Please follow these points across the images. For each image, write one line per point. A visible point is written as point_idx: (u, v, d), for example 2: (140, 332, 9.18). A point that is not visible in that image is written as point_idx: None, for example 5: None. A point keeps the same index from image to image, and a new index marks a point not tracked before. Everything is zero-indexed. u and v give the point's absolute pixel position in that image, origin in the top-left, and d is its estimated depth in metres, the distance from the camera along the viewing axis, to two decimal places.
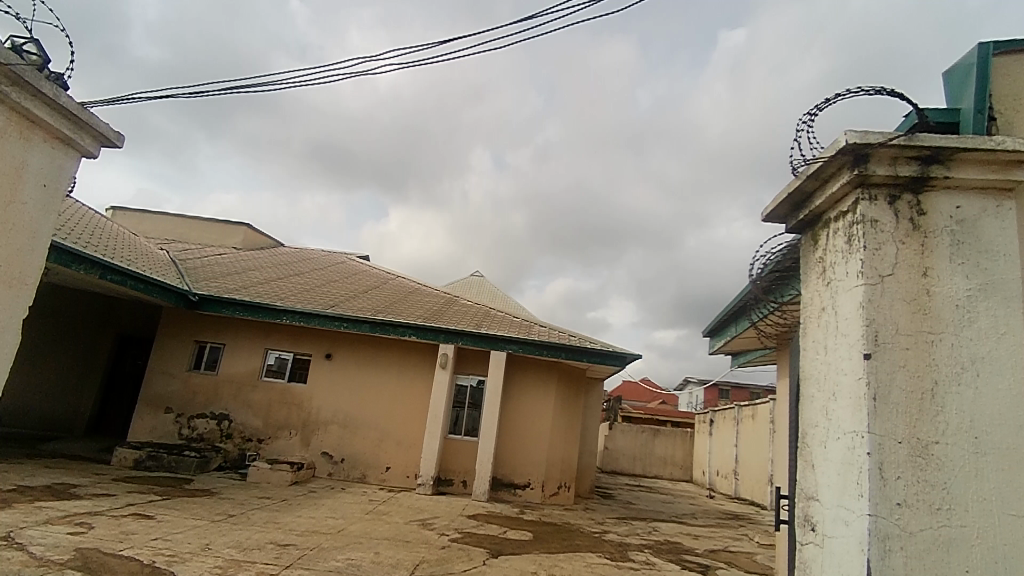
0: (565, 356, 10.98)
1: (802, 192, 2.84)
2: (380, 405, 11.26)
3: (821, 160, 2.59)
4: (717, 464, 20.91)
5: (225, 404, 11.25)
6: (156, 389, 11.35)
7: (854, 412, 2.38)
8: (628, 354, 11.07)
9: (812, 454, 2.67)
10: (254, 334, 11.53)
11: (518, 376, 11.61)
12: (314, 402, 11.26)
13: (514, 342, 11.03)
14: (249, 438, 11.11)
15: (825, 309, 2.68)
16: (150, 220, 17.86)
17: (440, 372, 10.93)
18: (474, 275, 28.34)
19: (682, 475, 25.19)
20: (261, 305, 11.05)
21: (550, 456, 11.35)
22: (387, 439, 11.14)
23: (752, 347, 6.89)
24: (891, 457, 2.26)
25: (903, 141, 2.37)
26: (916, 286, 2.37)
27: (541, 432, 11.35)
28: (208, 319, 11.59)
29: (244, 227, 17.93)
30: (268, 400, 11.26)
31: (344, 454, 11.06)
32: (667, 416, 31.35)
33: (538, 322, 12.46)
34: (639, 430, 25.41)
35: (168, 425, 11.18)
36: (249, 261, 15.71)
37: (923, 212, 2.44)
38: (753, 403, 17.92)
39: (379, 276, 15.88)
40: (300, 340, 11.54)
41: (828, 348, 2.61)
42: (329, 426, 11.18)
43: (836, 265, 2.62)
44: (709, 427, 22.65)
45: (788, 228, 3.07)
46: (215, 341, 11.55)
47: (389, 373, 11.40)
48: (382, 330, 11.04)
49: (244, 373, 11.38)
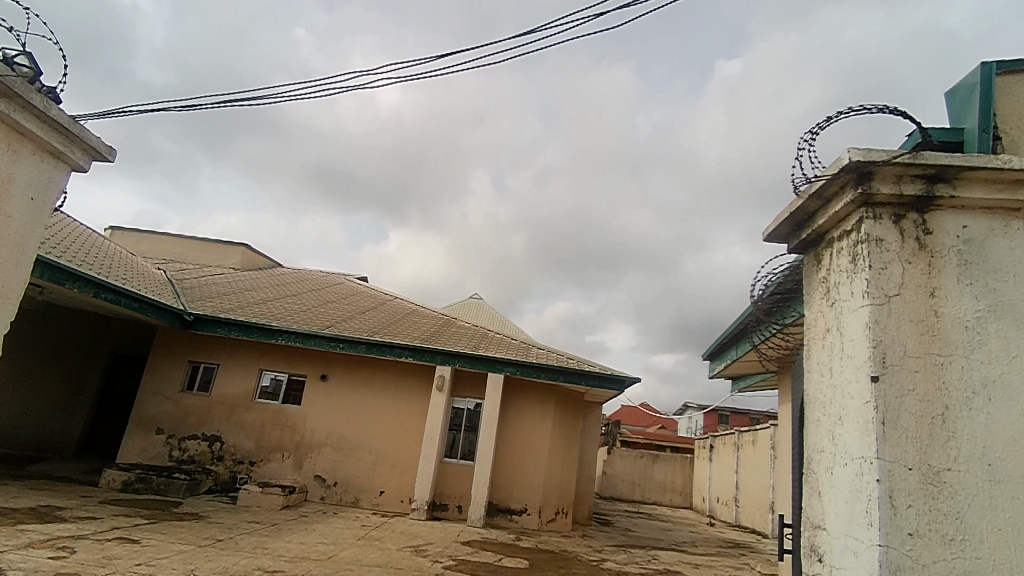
0: (564, 379, 10.87)
1: (805, 211, 2.79)
2: (374, 427, 11.09)
3: (822, 179, 2.55)
4: (717, 491, 20.58)
5: (217, 425, 11.07)
6: (148, 410, 11.18)
7: (862, 438, 2.29)
8: (627, 377, 10.97)
9: (818, 481, 2.58)
10: (249, 355, 11.40)
11: (515, 399, 11.46)
12: (308, 424, 11.09)
13: (512, 364, 10.92)
14: (240, 461, 10.92)
15: (829, 331, 2.61)
16: (148, 239, 17.87)
17: (436, 395, 10.79)
18: (473, 297, 28.34)
19: (681, 502, 24.80)
20: (256, 325, 10.96)
21: (548, 481, 11.16)
22: (381, 462, 10.94)
23: (753, 371, 6.80)
24: (901, 485, 2.16)
25: (907, 159, 2.33)
26: (923, 307, 2.31)
27: (539, 456, 11.16)
28: (203, 339, 11.48)
29: (243, 247, 17.92)
30: (261, 421, 11.08)
31: (337, 477, 10.86)
32: (667, 441, 31.02)
33: (536, 345, 12.36)
34: (638, 455, 25.11)
35: (159, 446, 10.99)
36: (246, 281, 15.66)
37: (929, 231, 2.38)
38: (753, 428, 17.72)
39: (377, 297, 15.83)
40: (295, 361, 11.41)
41: (833, 371, 2.53)
42: (323, 449, 10.99)
43: (840, 285, 2.56)
44: (708, 453, 22.37)
45: (790, 247, 3.01)
46: (209, 361, 11.41)
47: (385, 395, 11.26)
48: (379, 351, 10.93)
49: (238, 394, 11.22)
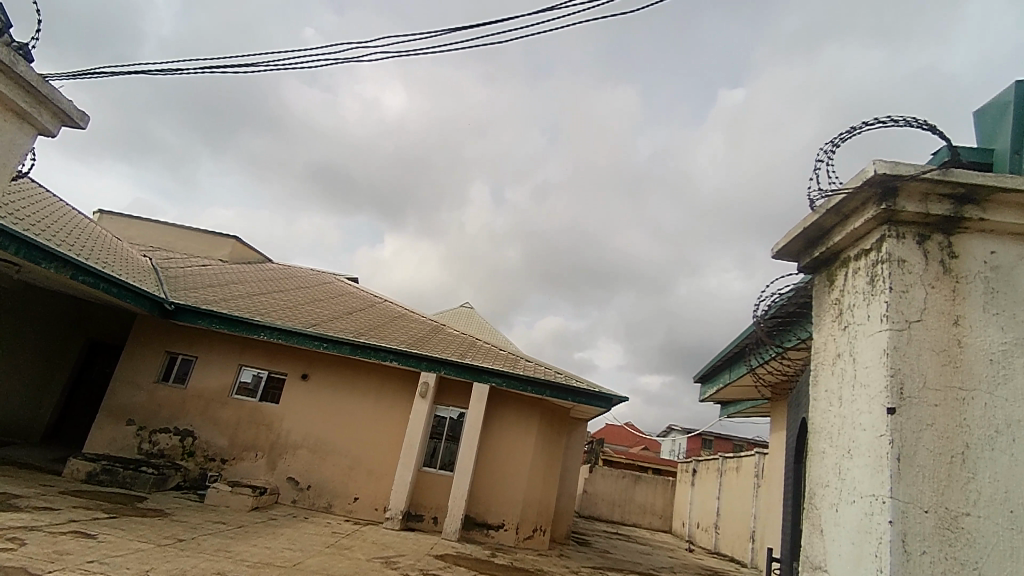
0: (550, 393, 10.66)
1: (820, 227, 2.62)
2: (353, 431, 10.80)
3: (842, 193, 2.38)
4: (698, 516, 20.34)
5: (190, 420, 10.74)
6: (120, 399, 10.84)
7: (873, 474, 2.09)
8: (615, 396, 10.77)
9: (820, 518, 2.38)
10: (229, 349, 11.10)
11: (499, 411, 11.21)
12: (285, 424, 10.78)
13: (499, 375, 10.69)
14: (212, 458, 10.59)
15: (840, 356, 2.43)
16: (137, 226, 17.55)
17: (419, 401, 10.52)
18: (464, 306, 28.11)
19: (661, 525, 24.48)
20: (239, 319, 10.68)
21: (527, 496, 10.89)
22: (357, 468, 10.63)
23: (745, 396, 6.62)
24: (915, 529, 1.96)
25: (936, 175, 2.16)
26: (945, 336, 2.13)
27: (520, 470, 10.90)
28: (183, 330, 11.17)
29: (233, 239, 17.63)
30: (237, 418, 10.76)
31: (311, 480, 10.54)
32: (649, 462, 30.76)
33: (524, 357, 12.14)
34: (620, 475, 24.85)
35: (129, 437, 10.64)
36: (234, 274, 15.37)
37: (954, 255, 2.21)
38: (738, 455, 17.52)
39: (366, 298, 15.58)
40: (276, 359, 11.11)
41: (843, 400, 2.34)
42: (298, 450, 10.68)
43: (856, 308, 2.38)
44: (691, 477, 22.13)
45: (801, 265, 2.84)
46: (187, 353, 11.09)
47: (366, 399, 10.98)
48: (363, 353, 10.67)
49: (214, 389, 10.89)
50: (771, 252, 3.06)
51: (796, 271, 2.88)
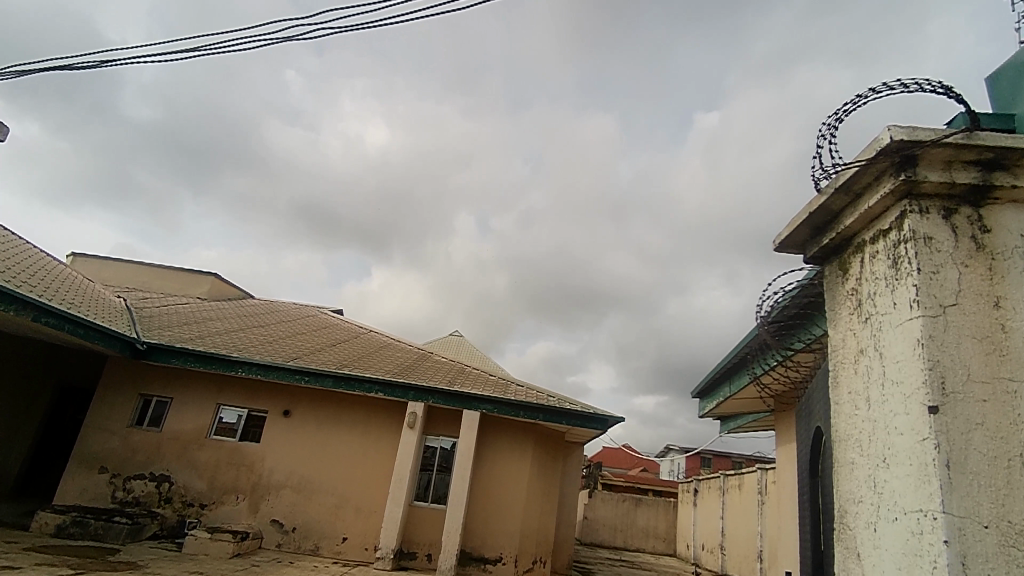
0: (543, 418, 10.28)
1: (828, 211, 2.34)
2: (339, 468, 10.31)
3: (852, 168, 2.12)
4: (702, 538, 19.83)
5: (167, 464, 10.21)
6: (92, 446, 10.27)
7: (918, 486, 1.78)
8: (610, 417, 10.41)
9: (857, 541, 2.05)
10: (207, 388, 10.62)
11: (491, 439, 10.77)
12: (267, 464, 10.27)
13: (489, 401, 10.31)
14: (190, 503, 10.03)
15: (865, 352, 2.13)
16: (113, 266, 17.08)
17: (407, 433, 10.08)
18: (453, 334, 27.72)
19: (665, 549, 23.83)
20: (215, 356, 10.25)
21: (525, 526, 10.42)
22: (345, 506, 10.12)
23: (746, 409, 6.32)
24: (976, 549, 1.64)
25: (960, 139, 1.91)
26: (987, 320, 1.85)
27: (516, 499, 10.44)
28: (158, 370, 10.69)
29: (211, 275, 17.21)
30: (216, 460, 10.25)
31: (296, 522, 10.00)
32: (649, 484, 30.17)
33: (515, 381, 11.77)
34: (620, 498, 24.29)
35: (102, 486, 10.05)
36: (213, 311, 14.93)
37: (986, 229, 1.95)
38: (739, 472, 17.13)
39: (351, 329, 15.18)
40: (255, 396, 10.64)
41: (873, 402, 2.04)
42: (282, 490, 10.16)
43: (878, 296, 2.10)
44: (693, 497, 21.63)
45: (807, 256, 2.57)
46: (162, 394, 10.59)
47: (352, 433, 10.51)
48: (347, 385, 10.26)
49: (191, 431, 10.38)
50: (774, 244, 2.79)
51: (803, 263, 2.61)
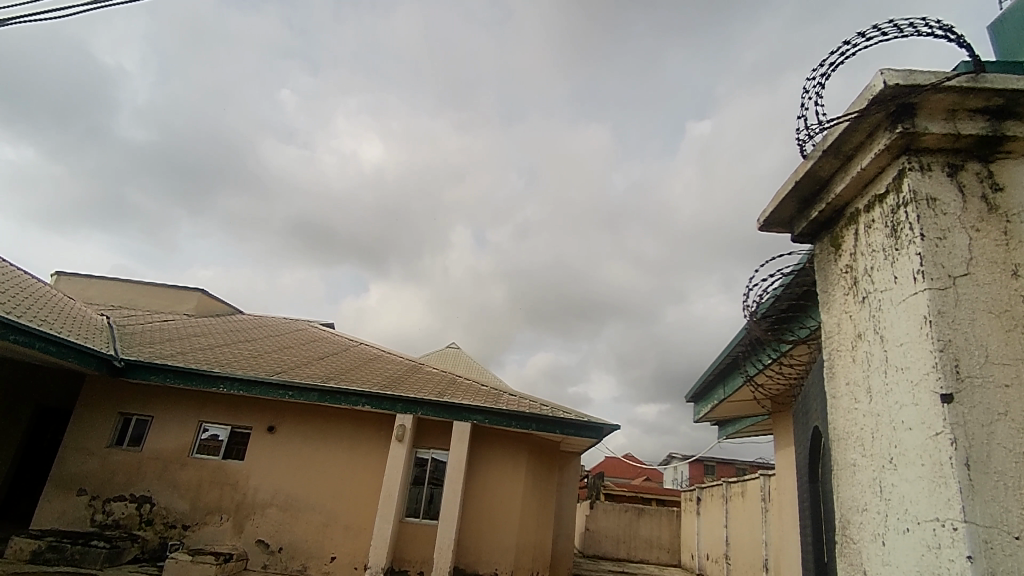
0: (536, 427, 9.97)
1: (816, 180, 2.06)
2: (326, 485, 9.96)
3: (841, 125, 1.84)
4: (707, 547, 19.37)
5: (148, 484, 9.86)
6: (70, 468, 9.92)
7: (932, 490, 1.49)
8: (606, 425, 10.09)
9: (862, 557, 1.75)
10: (188, 406, 10.30)
11: (483, 450, 10.44)
12: (252, 482, 9.93)
13: (480, 411, 10.00)
14: (172, 524, 9.67)
15: (862, 336, 1.85)
16: (98, 285, 16.79)
17: (396, 446, 9.76)
18: (450, 346, 27.40)
19: (669, 560, 23.35)
20: (196, 372, 9.94)
21: (520, 540, 10.06)
22: (333, 524, 9.76)
23: (742, 413, 6.03)
24: (1007, 565, 1.35)
25: (965, 82, 1.63)
26: (1004, 292, 1.57)
27: (510, 512, 10.08)
28: (138, 387, 10.38)
29: (199, 292, 16.93)
30: (198, 479, 9.90)
31: (282, 542, 9.62)
32: (652, 493, 29.72)
33: (507, 391, 11.46)
34: (622, 509, 23.83)
35: (80, 509, 9.69)
36: (199, 327, 14.63)
37: (999, 187, 1.67)
38: (741, 479, 16.76)
39: (340, 342, 14.88)
40: (239, 412, 10.33)
41: (874, 392, 1.75)
42: (267, 509, 9.81)
43: (875, 270, 1.81)
44: (696, 505, 21.22)
45: (795, 235, 2.27)
46: (142, 413, 10.27)
47: (339, 448, 10.18)
48: (333, 398, 9.95)
49: (173, 449, 10.04)
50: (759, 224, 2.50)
51: (790, 242, 2.32)
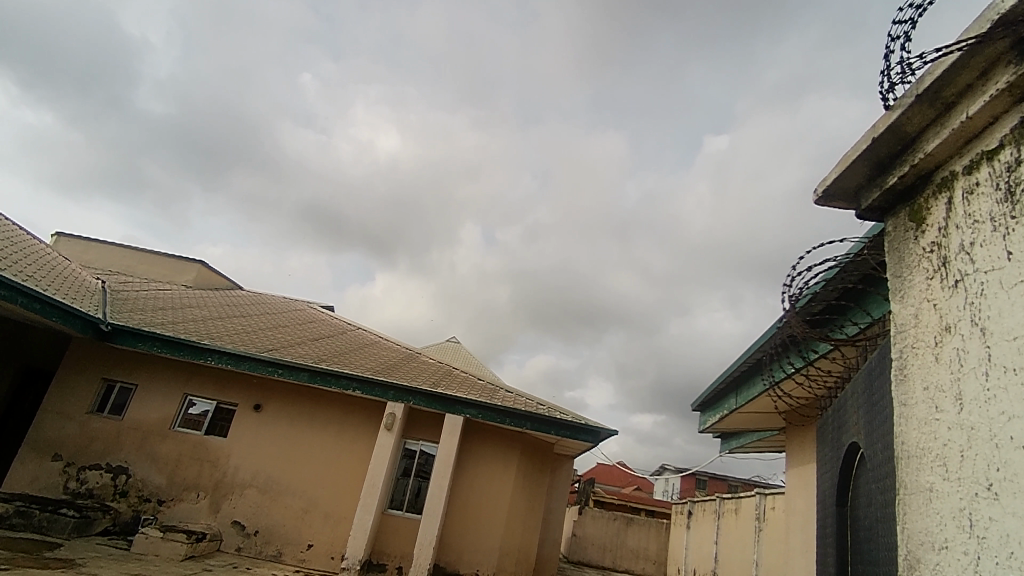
0: (530, 427, 9.59)
1: (900, 137, 1.67)
2: (309, 470, 9.61)
3: (947, 58, 1.44)
4: (694, 563, 18.97)
5: (126, 455, 9.53)
6: (47, 432, 9.58)
7: None
8: (603, 429, 9.71)
9: None
10: (174, 377, 9.97)
11: (474, 446, 10.06)
12: (232, 461, 9.59)
13: (473, 406, 9.62)
14: (147, 498, 9.34)
15: (953, 329, 1.44)
16: (96, 249, 16.49)
17: (384, 435, 9.39)
18: (450, 340, 27.03)
19: (655, 572, 22.94)
20: (184, 342, 9.60)
21: (505, 542, 9.69)
22: (312, 510, 9.41)
23: (751, 426, 5.65)
24: None
25: None
26: None
27: (497, 512, 9.72)
28: (124, 354, 10.04)
29: (198, 263, 16.62)
30: (178, 453, 9.57)
31: (259, 525, 9.28)
32: (642, 503, 29.29)
33: (503, 387, 11.08)
34: (611, 517, 23.43)
35: (54, 475, 9.36)
36: (194, 298, 14.33)
37: None
38: (736, 495, 16.34)
39: (338, 325, 14.55)
40: (226, 388, 9.99)
41: (968, 400, 1.35)
42: (246, 490, 9.46)
43: (976, 247, 1.41)
44: (687, 519, 20.79)
45: (860, 209, 1.88)
46: (126, 380, 9.93)
47: (325, 433, 9.82)
48: (323, 380, 9.60)
49: (154, 421, 9.71)
50: (815, 197, 2.11)
51: (855, 217, 1.93)
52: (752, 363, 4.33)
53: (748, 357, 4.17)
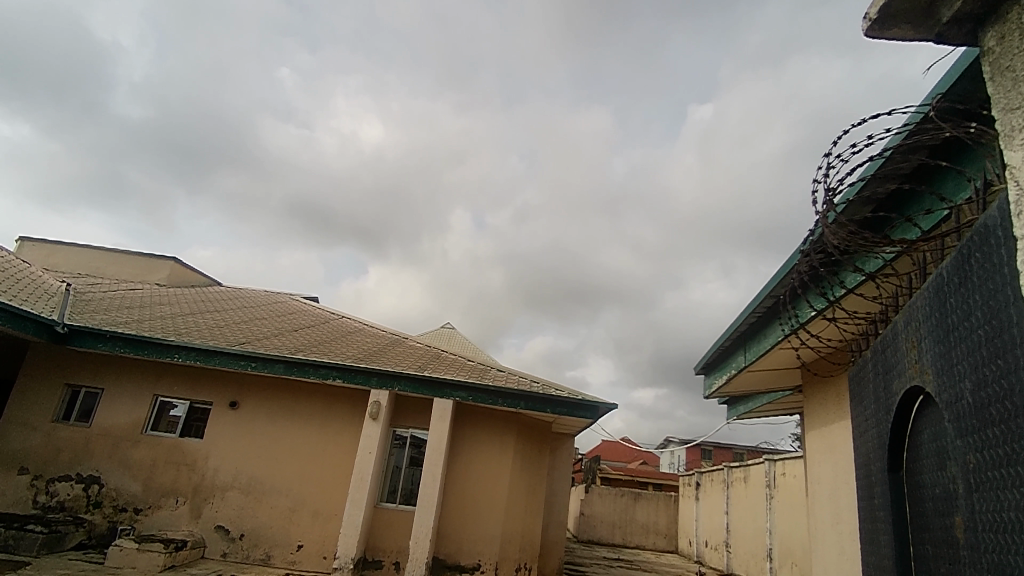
0: (524, 407, 9.05)
1: None
2: (293, 467, 9.05)
3: None
4: (705, 535, 18.64)
5: (97, 463, 8.93)
6: (11, 445, 8.97)
7: None
8: (602, 404, 9.19)
9: None
10: (143, 378, 9.35)
11: (466, 430, 9.51)
12: (211, 463, 9.01)
13: (462, 388, 9.06)
14: (123, 508, 8.76)
15: None
16: (63, 252, 15.73)
17: (369, 425, 8.82)
18: (444, 327, 26.43)
19: (666, 546, 22.67)
20: (148, 340, 8.97)
21: (506, 529, 9.18)
22: (300, 509, 8.86)
23: (761, 386, 5.11)
24: None
25: None
26: None
27: (496, 498, 9.20)
28: (87, 357, 9.41)
29: (171, 260, 15.92)
30: (152, 458, 8.99)
31: (244, 528, 8.73)
32: (648, 477, 29.01)
33: (495, 367, 10.53)
34: (618, 493, 23.06)
35: (21, 490, 8.76)
36: (168, 296, 13.67)
37: None
38: (743, 464, 15.94)
39: (320, 315, 13.94)
40: (199, 385, 9.38)
41: None
42: (227, 492, 8.90)
43: None
44: (695, 491, 20.44)
45: (940, 24, 1.66)
46: (92, 384, 9.31)
47: (308, 426, 9.26)
48: (300, 372, 9.02)
49: (124, 426, 9.10)
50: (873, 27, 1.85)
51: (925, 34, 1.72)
52: (764, 311, 3.78)
53: (760, 303, 3.62)
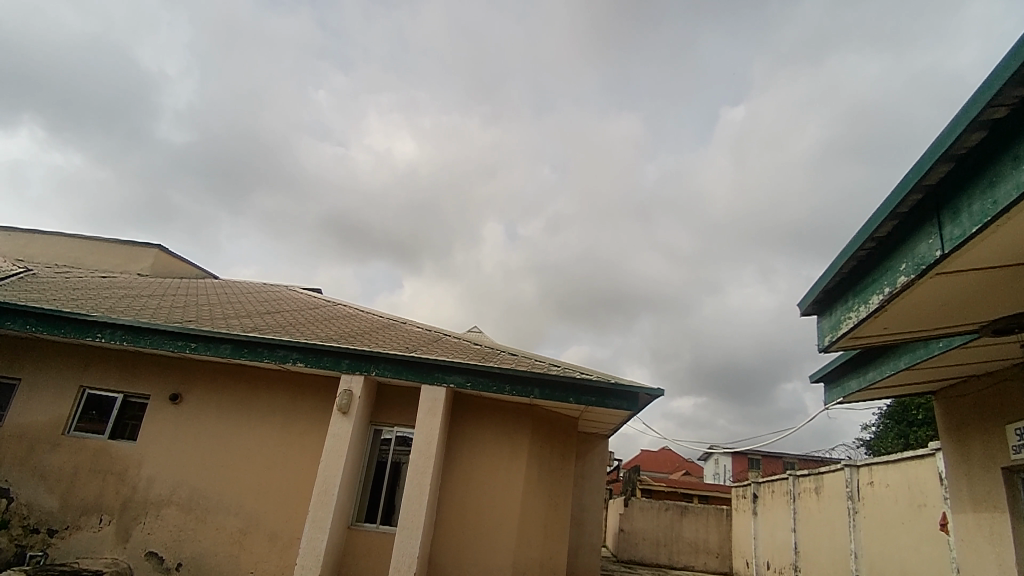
0: (539, 395, 6.91)
1: None
2: (247, 477, 7.10)
3: None
4: (767, 555, 16.01)
5: (7, 472, 7.15)
6: None
7: None
8: (642, 390, 7.00)
9: None
10: (68, 365, 7.57)
11: (468, 428, 7.40)
12: (145, 471, 7.13)
13: (458, 372, 6.98)
14: (34, 528, 6.93)
15: None
16: (40, 241, 14.35)
17: (338, 420, 6.81)
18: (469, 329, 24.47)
19: (718, 567, 19.96)
20: (67, 316, 7.17)
21: (519, 556, 7.02)
22: (254, 529, 6.88)
23: (928, 322, 2.90)
24: None
25: None
26: None
27: (507, 516, 7.07)
28: (4, 341, 7.69)
29: (156, 248, 14.35)
30: (74, 466, 7.16)
31: (182, 556, 6.81)
32: (695, 488, 26.29)
33: (506, 350, 8.44)
34: (662, 507, 20.50)
35: None
36: (143, 282, 12.09)
37: None
38: (813, 472, 13.40)
39: (312, 302, 12.11)
40: (135, 374, 7.56)
41: None
42: (164, 510, 6.98)
43: None
44: (751, 504, 17.83)
45: None
46: (7, 374, 7.55)
47: (268, 425, 7.31)
48: (253, 353, 7.06)
49: (41, 425, 7.30)
50: None
51: None
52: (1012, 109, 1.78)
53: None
